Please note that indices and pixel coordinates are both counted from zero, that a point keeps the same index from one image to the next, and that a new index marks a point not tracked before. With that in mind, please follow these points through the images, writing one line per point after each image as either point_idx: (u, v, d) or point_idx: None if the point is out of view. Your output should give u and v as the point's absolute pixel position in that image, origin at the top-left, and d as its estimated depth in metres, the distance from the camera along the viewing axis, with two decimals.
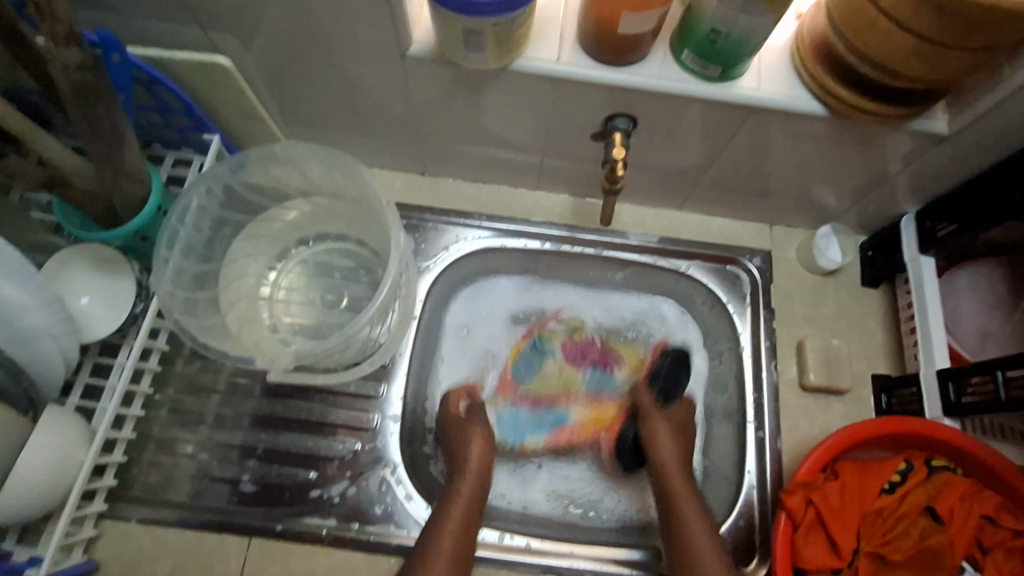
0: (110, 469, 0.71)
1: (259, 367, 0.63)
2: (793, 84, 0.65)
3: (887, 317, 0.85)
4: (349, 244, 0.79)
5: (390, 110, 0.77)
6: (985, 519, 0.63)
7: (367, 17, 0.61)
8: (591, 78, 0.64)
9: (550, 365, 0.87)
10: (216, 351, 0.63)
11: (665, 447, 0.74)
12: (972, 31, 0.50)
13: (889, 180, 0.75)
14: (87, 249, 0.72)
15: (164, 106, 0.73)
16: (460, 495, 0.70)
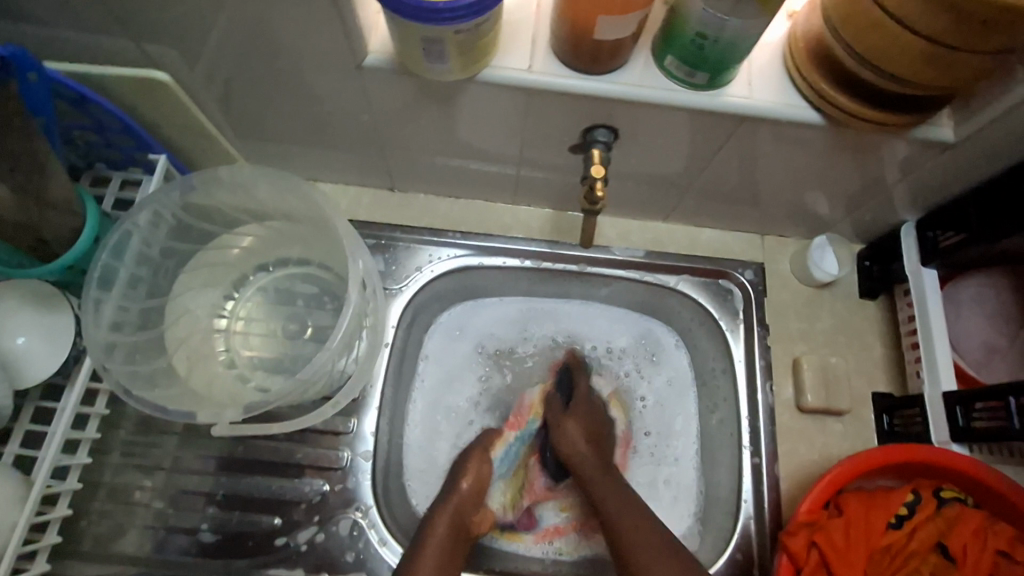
0: (53, 524, 0.65)
1: (206, 419, 0.57)
2: (787, 90, 0.59)
3: (885, 331, 0.81)
4: (312, 269, 0.73)
5: (353, 124, 0.71)
6: (1000, 555, 0.59)
7: (317, 24, 0.55)
8: (566, 87, 0.59)
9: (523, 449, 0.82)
10: (144, 401, 0.56)
11: (571, 436, 0.75)
12: (986, 31, 0.45)
13: (889, 188, 0.70)
14: (22, 287, 0.66)
15: (101, 125, 0.66)
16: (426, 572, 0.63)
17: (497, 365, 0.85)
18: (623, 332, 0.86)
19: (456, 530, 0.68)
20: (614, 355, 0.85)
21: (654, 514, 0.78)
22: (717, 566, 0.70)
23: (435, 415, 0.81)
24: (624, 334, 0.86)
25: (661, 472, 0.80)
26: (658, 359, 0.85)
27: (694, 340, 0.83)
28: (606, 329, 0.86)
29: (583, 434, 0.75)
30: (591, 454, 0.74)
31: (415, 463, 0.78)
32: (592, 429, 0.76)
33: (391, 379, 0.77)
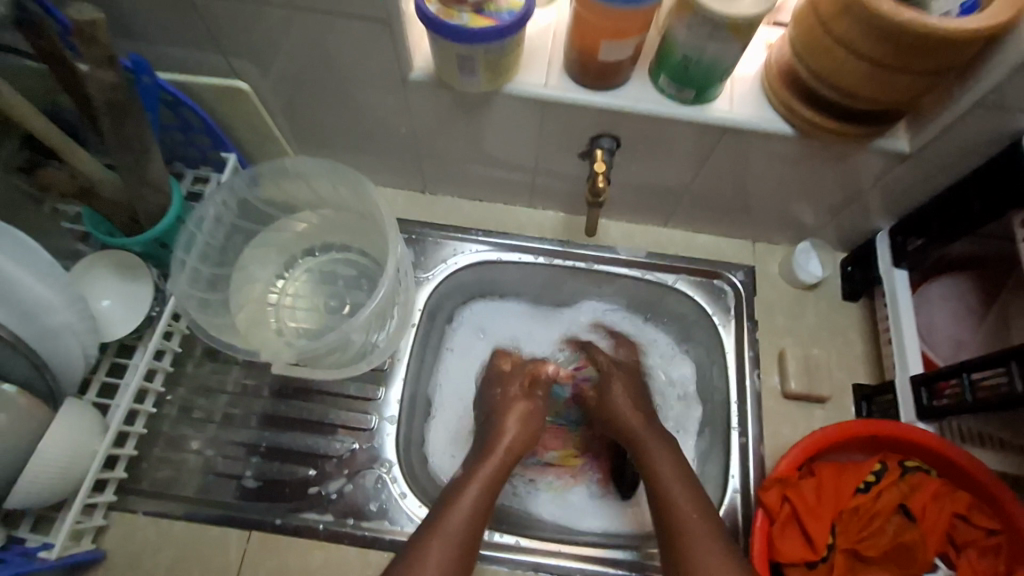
0: (121, 461, 0.75)
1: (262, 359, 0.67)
2: (762, 106, 0.70)
3: (865, 329, 0.88)
4: (352, 254, 0.84)
5: (394, 132, 0.84)
6: (957, 518, 0.65)
7: (372, 47, 0.68)
8: (576, 100, 0.70)
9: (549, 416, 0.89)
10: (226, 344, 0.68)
11: (620, 395, 0.80)
12: (916, 54, 0.55)
13: (861, 196, 0.80)
14: (110, 257, 0.78)
15: (187, 125, 0.79)
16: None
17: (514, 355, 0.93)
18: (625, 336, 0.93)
19: (467, 533, 0.64)
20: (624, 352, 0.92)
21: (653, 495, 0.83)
22: None
23: (453, 398, 0.89)
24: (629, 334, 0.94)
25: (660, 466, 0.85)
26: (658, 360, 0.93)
27: (691, 333, 0.92)
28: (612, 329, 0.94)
29: (629, 394, 0.80)
30: (629, 401, 0.79)
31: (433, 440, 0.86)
32: (633, 388, 0.81)
33: (416, 354, 0.87)
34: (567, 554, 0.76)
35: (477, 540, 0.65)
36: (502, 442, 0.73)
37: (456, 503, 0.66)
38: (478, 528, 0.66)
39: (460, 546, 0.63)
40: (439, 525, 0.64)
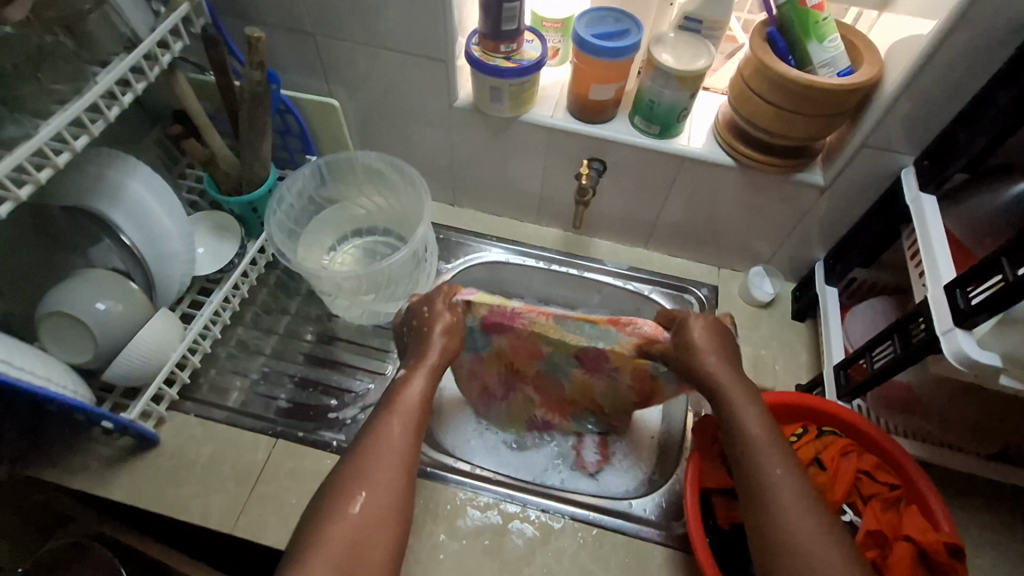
0: (188, 368, 0.93)
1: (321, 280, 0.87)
2: (711, 143, 0.93)
3: (809, 343, 1.04)
4: (391, 237, 1.07)
5: (437, 151, 1.10)
6: (863, 474, 0.78)
7: (433, 81, 0.95)
8: (573, 128, 0.95)
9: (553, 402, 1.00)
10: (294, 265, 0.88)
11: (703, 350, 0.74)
12: (805, 101, 0.78)
13: (798, 227, 1.00)
14: (211, 219, 1.03)
15: (288, 129, 1.05)
16: (386, 454, 0.65)
17: None
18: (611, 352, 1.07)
19: (420, 405, 0.70)
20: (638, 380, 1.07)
21: (625, 479, 0.95)
22: (660, 491, 0.89)
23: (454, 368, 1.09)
24: None
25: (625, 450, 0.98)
26: None
27: None
28: None
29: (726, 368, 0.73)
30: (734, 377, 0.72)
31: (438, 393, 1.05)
32: (732, 361, 0.75)
33: None
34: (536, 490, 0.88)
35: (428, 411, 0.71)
36: (431, 356, 0.75)
37: (395, 412, 0.68)
38: (414, 439, 0.68)
39: (414, 418, 0.69)
40: (388, 431, 0.67)
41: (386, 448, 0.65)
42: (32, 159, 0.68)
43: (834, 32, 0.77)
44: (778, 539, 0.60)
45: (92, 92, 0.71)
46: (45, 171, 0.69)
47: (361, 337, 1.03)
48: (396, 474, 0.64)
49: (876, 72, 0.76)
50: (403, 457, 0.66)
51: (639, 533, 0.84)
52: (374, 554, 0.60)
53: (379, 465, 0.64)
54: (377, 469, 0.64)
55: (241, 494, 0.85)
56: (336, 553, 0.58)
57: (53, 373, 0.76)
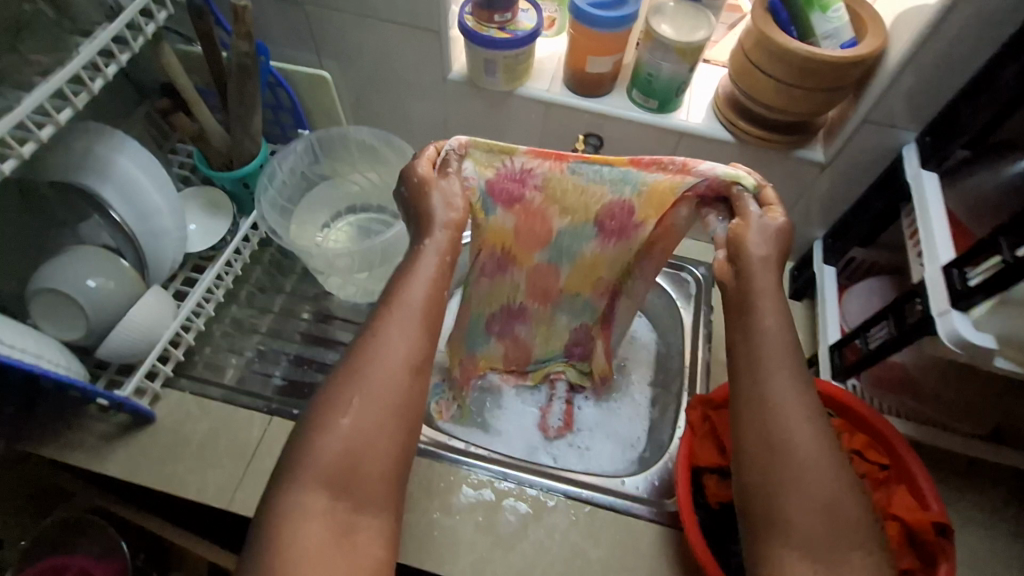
0: (182, 345, 0.93)
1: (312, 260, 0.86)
2: (711, 119, 0.91)
3: (807, 323, 1.03)
4: (386, 215, 1.05)
5: (431, 127, 1.08)
6: (856, 455, 0.78)
7: (426, 53, 0.92)
8: (569, 102, 0.92)
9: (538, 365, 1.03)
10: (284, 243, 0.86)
11: (751, 242, 0.60)
12: (807, 74, 0.76)
13: (796, 205, 0.98)
14: (201, 195, 1.01)
15: (279, 105, 1.03)
16: (388, 359, 0.54)
17: None
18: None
19: (426, 305, 0.58)
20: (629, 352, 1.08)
21: (615, 458, 0.97)
22: (654, 470, 0.90)
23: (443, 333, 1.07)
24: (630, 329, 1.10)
25: (615, 428, 1.00)
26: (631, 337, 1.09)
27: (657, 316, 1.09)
28: None
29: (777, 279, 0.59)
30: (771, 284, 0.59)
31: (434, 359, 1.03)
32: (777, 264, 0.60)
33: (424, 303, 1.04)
34: (529, 468, 0.89)
35: (436, 313, 0.58)
36: (428, 242, 0.61)
37: (392, 313, 0.56)
38: (417, 339, 0.56)
39: (417, 317, 0.56)
40: (383, 332, 0.55)
41: (385, 350, 0.54)
42: (15, 133, 0.67)
43: (838, 1, 0.75)
44: (782, 503, 0.51)
45: (75, 61, 0.69)
46: (27, 146, 0.67)
47: (356, 315, 1.03)
48: (396, 377, 0.54)
49: (880, 44, 0.74)
50: (409, 360, 0.55)
51: (631, 510, 0.85)
52: (371, 467, 0.51)
53: (378, 369, 0.53)
54: (372, 373, 0.53)
55: (237, 470, 0.86)
56: (330, 470, 0.50)
57: (44, 351, 0.75)
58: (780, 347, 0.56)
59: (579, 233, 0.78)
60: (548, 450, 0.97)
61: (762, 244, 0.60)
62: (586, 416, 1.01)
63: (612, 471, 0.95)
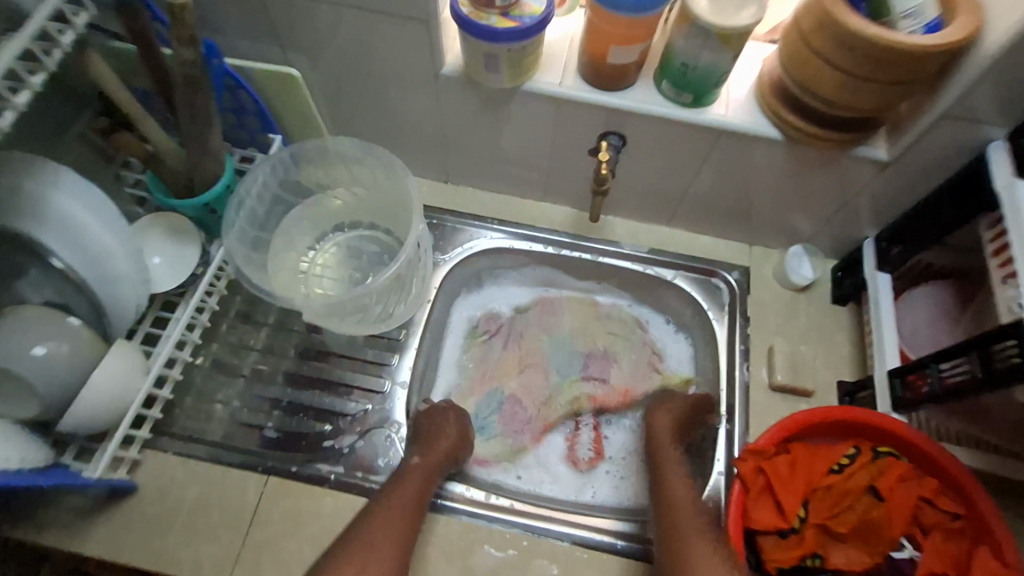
0: (158, 403, 0.82)
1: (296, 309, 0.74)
2: (754, 112, 0.77)
3: (853, 332, 0.93)
4: (378, 232, 0.93)
5: (422, 126, 0.93)
6: (924, 502, 0.70)
7: (411, 44, 0.77)
8: (585, 98, 0.78)
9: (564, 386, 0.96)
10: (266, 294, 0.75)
11: (663, 423, 0.83)
12: (883, 66, 0.62)
13: (847, 204, 0.86)
14: (164, 220, 0.86)
15: (241, 108, 0.88)
16: (390, 515, 0.71)
17: (517, 301, 1.03)
18: (614, 301, 1.03)
19: (413, 506, 0.73)
20: (661, 363, 0.98)
21: (653, 488, 0.89)
22: None
23: (455, 356, 0.99)
24: (660, 336, 1.01)
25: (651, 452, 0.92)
26: (659, 342, 1.00)
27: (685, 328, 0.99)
28: (641, 309, 1.03)
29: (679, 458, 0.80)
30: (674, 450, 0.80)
31: (442, 387, 0.96)
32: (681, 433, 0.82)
33: (429, 328, 0.94)
34: (556, 518, 0.81)
35: (415, 521, 0.73)
36: (440, 441, 0.80)
37: (402, 484, 0.75)
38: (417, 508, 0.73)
39: (399, 525, 0.71)
40: (387, 498, 0.73)
41: (381, 530, 0.70)
42: None
43: None
44: None
45: None
46: None
47: (351, 349, 0.92)
48: None
49: (977, 23, 0.60)
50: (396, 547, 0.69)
51: None
52: None
53: (390, 516, 0.71)
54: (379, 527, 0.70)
55: (234, 542, 0.79)
56: None
57: None
58: (686, 503, 0.72)
59: (570, 353, 0.98)
60: (580, 486, 0.89)
61: (666, 423, 0.82)
62: (619, 442, 0.93)
63: (650, 505, 0.87)
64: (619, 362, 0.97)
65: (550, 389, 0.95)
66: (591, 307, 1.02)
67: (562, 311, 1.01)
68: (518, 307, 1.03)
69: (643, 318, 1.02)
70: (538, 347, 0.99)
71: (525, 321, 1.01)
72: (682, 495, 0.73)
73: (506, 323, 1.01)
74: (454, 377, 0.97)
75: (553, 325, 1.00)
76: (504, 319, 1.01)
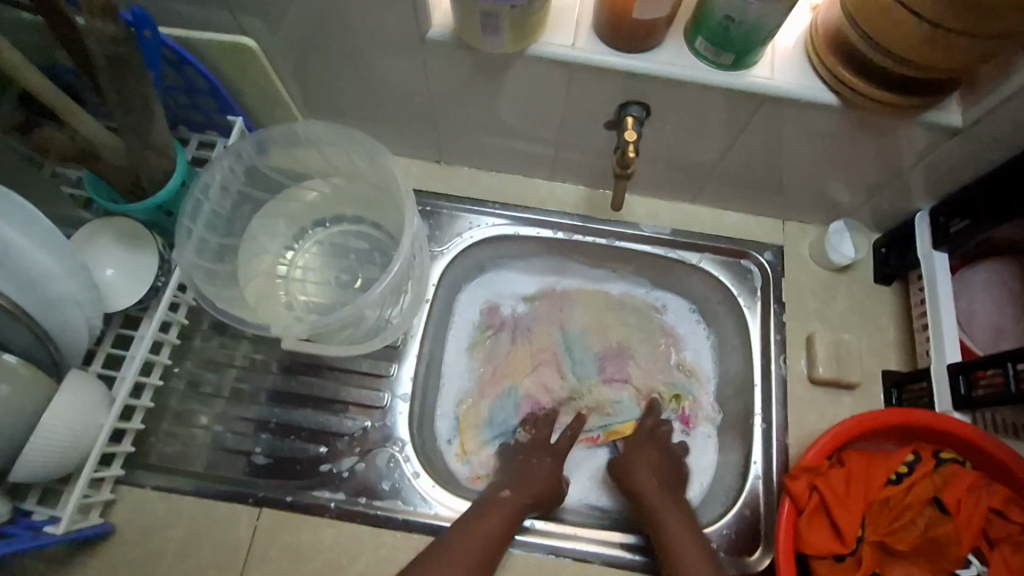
0: (128, 436, 0.72)
1: (274, 334, 0.64)
2: (805, 74, 0.65)
3: (899, 315, 0.85)
4: (365, 227, 0.82)
5: (409, 100, 0.80)
6: (993, 512, 0.64)
7: (390, 4, 0.63)
8: (603, 63, 0.65)
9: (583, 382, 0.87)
10: (233, 315, 0.64)
11: (643, 464, 0.77)
12: (986, 19, 0.50)
13: (901, 176, 0.75)
14: (114, 224, 0.74)
15: (192, 87, 0.74)
16: (467, 552, 0.67)
17: (521, 291, 0.93)
18: (627, 289, 0.93)
19: (495, 547, 0.69)
20: (683, 352, 0.89)
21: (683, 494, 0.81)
22: (726, 520, 0.75)
23: (460, 356, 0.88)
24: (679, 324, 0.91)
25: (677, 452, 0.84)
26: (676, 329, 0.91)
27: (712, 316, 0.90)
28: (654, 294, 0.93)
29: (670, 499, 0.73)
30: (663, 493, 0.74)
31: (446, 392, 0.86)
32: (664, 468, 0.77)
33: (430, 330, 0.85)
34: (583, 537, 0.74)
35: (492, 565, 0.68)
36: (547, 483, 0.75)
37: (489, 514, 0.70)
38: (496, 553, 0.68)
39: (477, 565, 0.66)
40: (465, 534, 0.68)
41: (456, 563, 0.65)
42: None
43: None
44: None
45: None
46: None
47: (344, 359, 0.82)
48: None
49: None
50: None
51: None
52: None
53: (471, 543, 0.67)
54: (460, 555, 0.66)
55: None
56: None
57: None
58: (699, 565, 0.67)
59: (580, 351, 0.89)
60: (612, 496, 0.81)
61: (645, 464, 0.76)
62: None
63: None
64: (636, 355, 0.89)
65: (567, 387, 0.87)
66: (602, 295, 0.92)
67: (572, 301, 0.92)
68: (522, 298, 0.92)
69: (660, 304, 0.92)
70: (551, 342, 0.89)
71: (533, 313, 0.91)
72: (682, 539, 0.69)
73: (512, 317, 0.91)
74: (461, 381, 0.87)
75: (564, 317, 0.91)
76: (509, 311, 0.91)
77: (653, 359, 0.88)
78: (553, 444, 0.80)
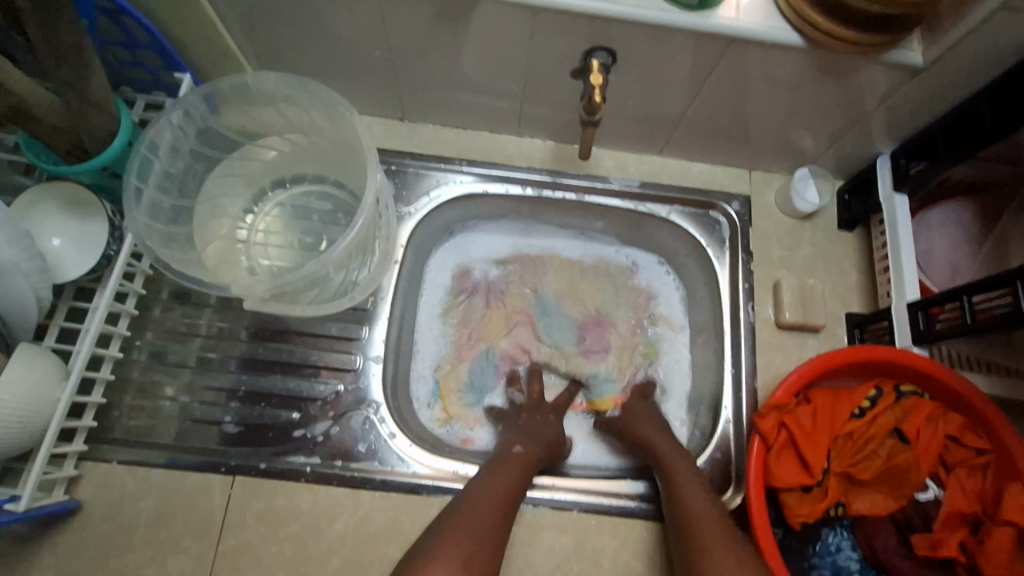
0: (88, 410, 0.69)
1: (235, 294, 0.62)
2: (773, 14, 0.64)
3: (861, 259, 0.87)
4: (327, 186, 0.79)
5: (367, 53, 0.76)
6: (950, 439, 0.67)
7: None
8: (566, 5, 0.63)
9: (563, 345, 0.88)
10: (189, 276, 0.61)
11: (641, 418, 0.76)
12: None
13: (864, 120, 0.75)
14: (57, 190, 0.69)
15: (133, 41, 0.69)
16: (489, 489, 0.64)
17: (491, 252, 0.92)
18: (600, 251, 0.93)
19: (514, 491, 0.66)
20: (659, 310, 0.90)
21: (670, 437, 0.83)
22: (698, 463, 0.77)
23: (433, 319, 0.88)
24: (651, 282, 0.92)
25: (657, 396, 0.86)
26: (648, 284, 0.92)
27: (682, 268, 0.91)
28: (625, 253, 0.93)
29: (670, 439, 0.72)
30: (662, 437, 0.72)
31: (421, 355, 0.86)
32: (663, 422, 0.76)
33: (400, 291, 0.83)
34: (560, 486, 0.75)
35: (514, 508, 0.65)
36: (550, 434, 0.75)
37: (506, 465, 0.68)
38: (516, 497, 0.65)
39: (502, 505, 0.63)
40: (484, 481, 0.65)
41: (481, 501, 0.62)
42: None
43: None
44: None
45: None
46: None
47: (312, 324, 0.80)
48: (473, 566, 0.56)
49: None
50: (493, 520, 0.61)
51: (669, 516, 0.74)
52: None
53: (488, 493, 0.64)
54: (480, 502, 0.62)
55: (204, 553, 0.70)
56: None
57: None
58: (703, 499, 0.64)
59: (558, 316, 0.89)
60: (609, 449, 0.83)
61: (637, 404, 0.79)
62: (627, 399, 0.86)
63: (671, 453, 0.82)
64: (613, 316, 0.90)
65: (544, 349, 0.87)
66: (571, 255, 0.93)
67: (545, 265, 0.92)
68: (493, 257, 0.92)
69: (631, 262, 0.93)
70: (524, 304, 0.89)
71: (505, 276, 0.91)
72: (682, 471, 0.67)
73: (483, 277, 0.90)
74: (437, 347, 0.86)
75: (538, 281, 0.91)
76: (481, 274, 0.90)
77: (630, 318, 0.90)
78: (549, 403, 0.81)
